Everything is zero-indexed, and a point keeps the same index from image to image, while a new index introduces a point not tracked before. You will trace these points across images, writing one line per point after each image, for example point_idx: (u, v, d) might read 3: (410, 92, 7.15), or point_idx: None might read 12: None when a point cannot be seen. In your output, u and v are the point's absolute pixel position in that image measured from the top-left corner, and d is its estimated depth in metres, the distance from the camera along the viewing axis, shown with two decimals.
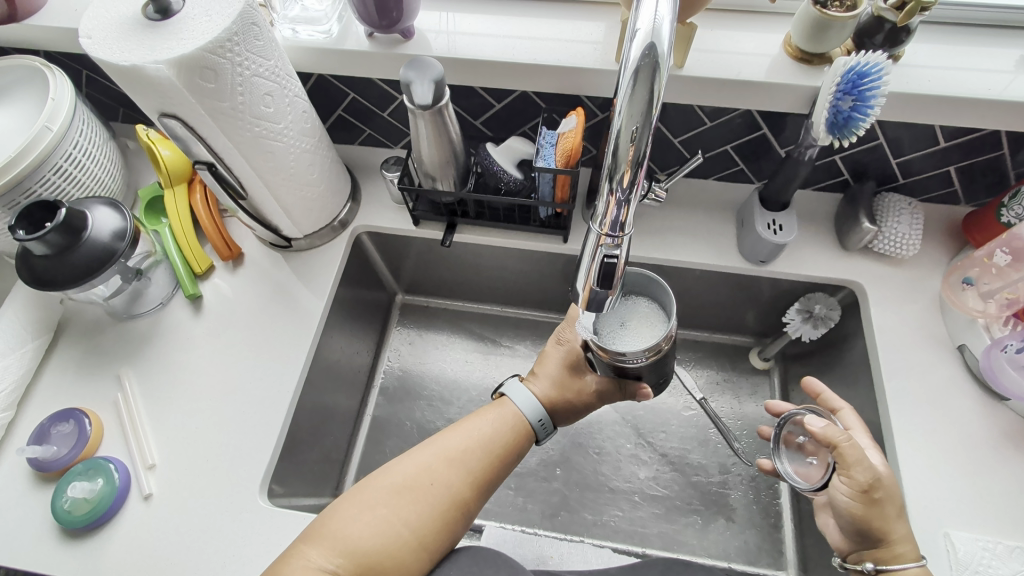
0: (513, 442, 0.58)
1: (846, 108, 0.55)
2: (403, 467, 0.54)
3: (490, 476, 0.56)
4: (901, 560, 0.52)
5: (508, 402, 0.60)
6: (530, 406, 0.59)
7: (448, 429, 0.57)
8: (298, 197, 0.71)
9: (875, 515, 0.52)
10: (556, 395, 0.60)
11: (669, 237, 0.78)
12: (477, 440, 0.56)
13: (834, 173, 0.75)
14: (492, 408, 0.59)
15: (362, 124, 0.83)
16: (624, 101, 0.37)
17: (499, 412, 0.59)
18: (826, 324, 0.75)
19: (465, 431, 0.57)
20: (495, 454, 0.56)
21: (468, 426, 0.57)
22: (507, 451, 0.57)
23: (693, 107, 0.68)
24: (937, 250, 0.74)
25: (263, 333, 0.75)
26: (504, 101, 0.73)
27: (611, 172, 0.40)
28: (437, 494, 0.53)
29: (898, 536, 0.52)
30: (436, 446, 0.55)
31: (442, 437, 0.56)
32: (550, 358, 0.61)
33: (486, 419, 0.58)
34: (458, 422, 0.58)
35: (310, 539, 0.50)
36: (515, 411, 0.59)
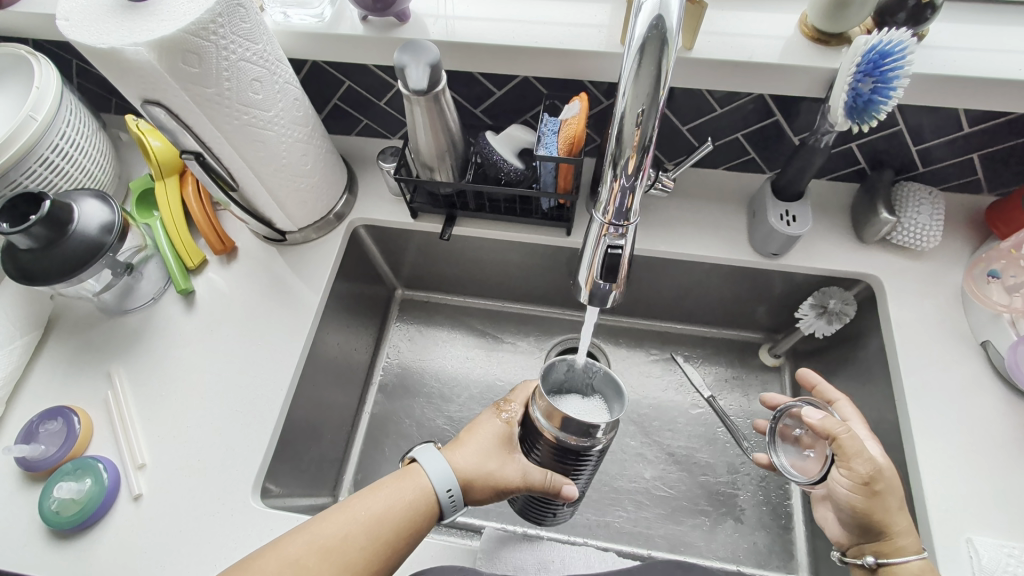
0: (409, 523, 0.50)
1: (866, 91, 0.52)
2: (265, 560, 0.45)
3: (372, 568, 0.47)
4: (901, 553, 0.50)
5: (417, 466, 0.53)
6: (443, 477, 0.52)
7: (330, 509, 0.49)
8: (290, 189, 0.68)
9: (877, 508, 0.49)
10: (477, 468, 0.54)
11: (676, 229, 0.75)
12: (361, 525, 0.48)
13: (851, 161, 0.71)
14: (387, 483, 0.51)
15: (358, 113, 0.80)
16: (629, 80, 0.34)
17: (399, 488, 0.51)
18: (841, 319, 0.71)
19: (348, 514, 0.48)
20: (383, 541, 0.48)
21: (354, 507, 0.49)
22: (400, 537, 0.49)
23: (702, 92, 0.65)
24: (958, 241, 0.71)
25: (256, 329, 0.73)
26: (504, 87, 0.70)
27: (615, 157, 0.37)
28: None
29: (899, 529, 0.50)
30: (312, 532, 0.47)
31: (321, 521, 0.48)
32: (483, 428, 0.57)
33: (377, 498, 0.50)
34: (344, 501, 0.50)
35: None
36: (416, 488, 0.51)
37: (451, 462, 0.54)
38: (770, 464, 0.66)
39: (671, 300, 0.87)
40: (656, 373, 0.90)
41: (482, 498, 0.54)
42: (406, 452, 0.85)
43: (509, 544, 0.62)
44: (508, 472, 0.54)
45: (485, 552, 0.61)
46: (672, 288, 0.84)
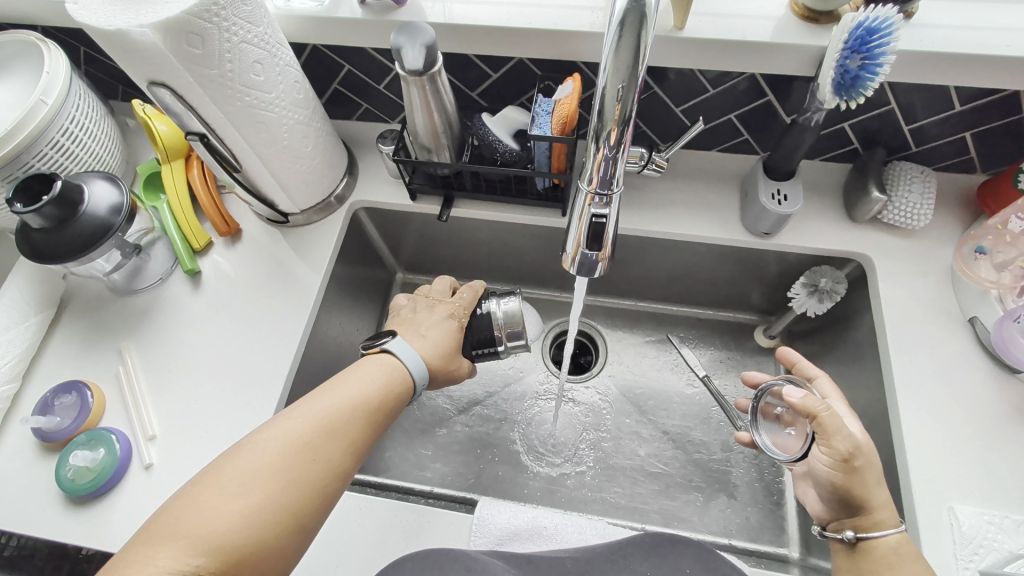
0: (394, 401, 0.55)
1: (853, 68, 0.53)
2: (269, 444, 0.47)
3: (368, 439, 0.52)
4: (880, 528, 0.51)
5: (392, 357, 0.57)
6: (419, 370, 0.57)
7: (318, 394, 0.52)
8: (292, 171, 0.70)
9: (855, 484, 0.50)
10: (441, 363, 0.60)
11: (671, 210, 0.76)
12: (354, 404, 0.52)
13: (843, 141, 0.72)
14: (365, 369, 0.55)
15: (358, 98, 0.82)
16: (610, 54, 0.35)
17: (379, 372, 0.55)
18: (832, 298, 0.72)
19: (338, 395, 0.52)
20: (376, 416, 0.53)
21: (342, 389, 0.52)
22: (388, 411, 0.54)
23: (695, 73, 0.66)
24: (950, 220, 0.72)
25: (261, 308, 0.75)
26: (500, 70, 0.71)
27: (597, 129, 0.39)
28: (315, 468, 0.48)
29: (877, 504, 0.51)
30: (307, 416, 0.50)
31: (313, 403, 0.51)
32: (442, 324, 0.62)
33: (360, 380, 0.54)
34: (330, 385, 0.53)
35: (161, 540, 0.42)
36: (392, 370, 0.56)
37: (423, 357, 0.58)
38: (751, 441, 0.68)
39: (666, 282, 0.89)
40: (651, 354, 0.92)
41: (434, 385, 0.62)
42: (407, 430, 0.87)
43: (504, 512, 0.63)
44: (462, 364, 0.62)
45: (479, 519, 0.63)
46: (667, 269, 0.86)
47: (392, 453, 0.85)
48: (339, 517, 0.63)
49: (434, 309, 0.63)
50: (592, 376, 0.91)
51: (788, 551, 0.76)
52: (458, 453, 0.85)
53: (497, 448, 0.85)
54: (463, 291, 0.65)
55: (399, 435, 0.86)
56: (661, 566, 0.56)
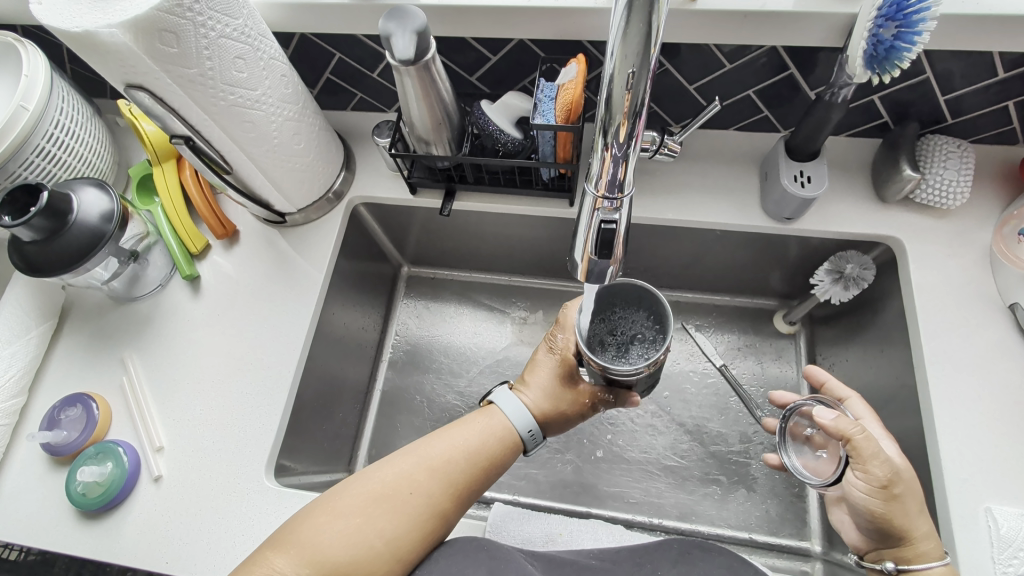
0: (498, 454, 0.54)
1: (888, 37, 0.48)
2: (379, 478, 0.50)
3: (469, 486, 0.52)
4: (925, 561, 0.47)
5: (499, 411, 0.57)
6: (521, 416, 0.56)
7: (436, 434, 0.54)
8: (285, 170, 0.67)
9: (895, 512, 0.47)
10: (547, 406, 0.57)
11: (685, 194, 0.72)
12: (456, 448, 0.52)
13: (872, 115, 0.67)
14: (481, 414, 0.56)
15: (352, 86, 0.78)
16: (617, 38, 0.31)
17: (489, 423, 0.55)
18: (859, 285, 0.68)
19: (449, 436, 0.53)
20: (479, 465, 0.53)
21: (456, 435, 0.53)
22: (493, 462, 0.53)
23: (709, 47, 0.61)
24: (988, 197, 0.66)
25: (262, 312, 0.73)
26: (500, 52, 0.67)
27: (605, 124, 0.34)
28: (414, 507, 0.49)
29: (920, 534, 0.48)
30: (421, 453, 0.52)
31: (425, 444, 0.53)
32: (541, 364, 0.59)
33: (472, 426, 0.55)
34: (445, 428, 0.55)
35: (279, 545, 0.46)
36: (500, 420, 0.56)
37: (530, 408, 0.57)
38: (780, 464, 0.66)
39: (681, 269, 0.85)
40: (666, 343, 0.89)
41: (558, 427, 0.59)
42: (418, 427, 0.86)
43: (518, 518, 0.61)
44: (577, 402, 0.58)
45: (493, 526, 0.61)
46: (680, 255, 0.82)
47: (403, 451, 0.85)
48: None
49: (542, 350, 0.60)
50: None
51: (810, 544, 0.74)
52: None
53: None
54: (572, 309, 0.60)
55: (409, 433, 0.86)
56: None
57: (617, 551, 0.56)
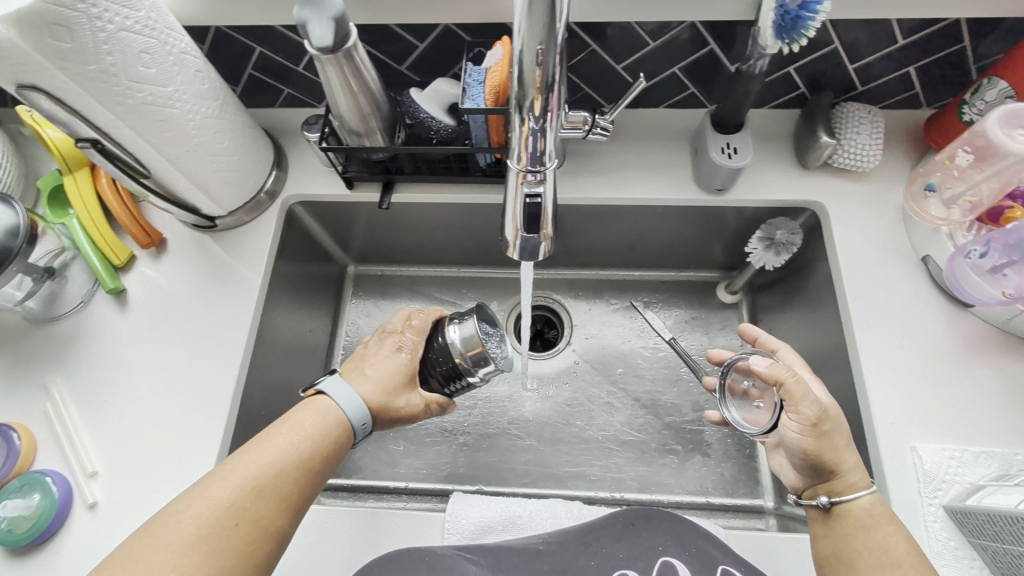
0: (333, 449, 0.51)
1: (793, 9, 0.50)
2: (190, 517, 0.43)
3: (303, 493, 0.48)
4: (850, 493, 0.50)
5: (329, 403, 0.52)
6: (355, 407, 0.52)
7: (255, 444, 0.48)
8: (211, 171, 0.64)
9: (825, 448, 0.50)
10: (383, 400, 0.54)
11: (621, 174, 0.73)
12: (282, 456, 0.48)
13: (790, 86, 0.70)
14: (307, 410, 0.51)
15: (278, 82, 0.75)
16: (521, 15, 0.31)
17: (312, 420, 0.50)
18: (789, 249, 0.72)
19: (270, 446, 0.48)
20: (312, 467, 0.49)
21: (276, 442, 0.48)
22: (326, 458, 0.50)
23: (632, 25, 0.62)
24: (900, 159, 0.71)
25: (197, 323, 0.70)
26: (427, 39, 0.66)
27: (519, 99, 0.35)
28: (241, 533, 0.44)
29: (848, 467, 0.51)
30: (238, 473, 0.46)
31: (235, 463, 0.47)
32: (390, 356, 0.56)
33: (292, 427, 0.50)
34: (266, 435, 0.49)
35: None
36: (330, 412, 0.52)
37: (366, 401, 0.53)
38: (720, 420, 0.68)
39: (626, 248, 0.87)
40: (618, 322, 0.90)
41: (383, 424, 0.56)
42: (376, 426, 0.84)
43: (476, 506, 0.61)
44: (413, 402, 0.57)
45: (451, 517, 0.60)
46: (624, 234, 0.83)
47: (362, 453, 0.83)
48: (307, 530, 0.60)
49: (386, 343, 0.57)
50: (559, 350, 0.90)
51: (763, 501, 0.78)
52: (431, 445, 0.83)
53: (469, 434, 0.84)
54: (423, 314, 0.60)
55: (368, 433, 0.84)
56: (635, 546, 0.53)
57: (568, 530, 0.56)
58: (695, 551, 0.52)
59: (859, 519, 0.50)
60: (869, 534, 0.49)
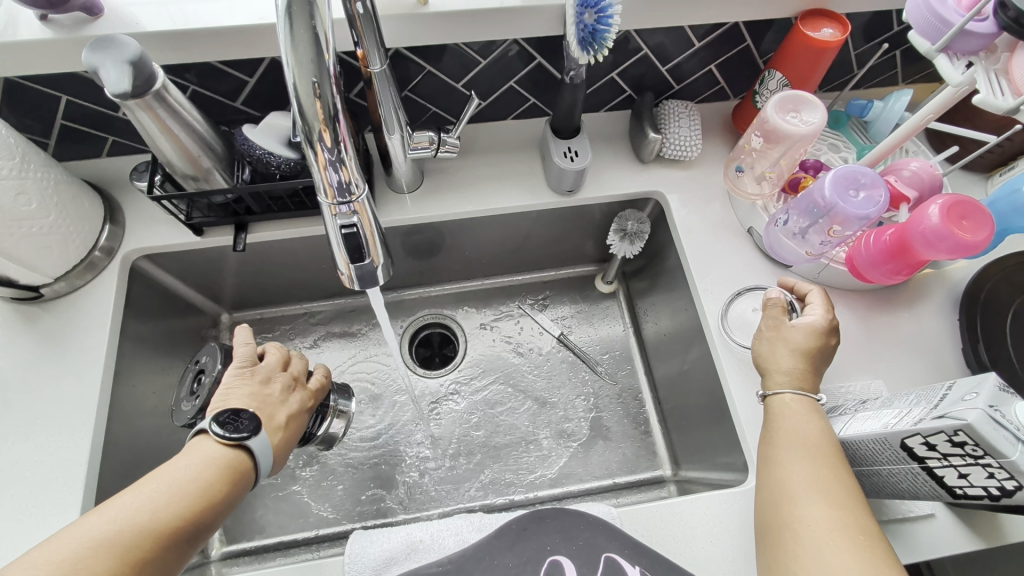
0: (224, 504, 0.47)
1: (590, 22, 0.55)
2: None
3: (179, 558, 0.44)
4: (777, 388, 0.55)
5: (244, 455, 0.50)
6: (267, 468, 0.52)
7: (132, 499, 0.44)
8: (18, 238, 0.57)
9: (767, 350, 0.58)
10: (280, 456, 0.55)
11: (481, 186, 0.76)
12: (161, 514, 0.44)
13: (618, 90, 0.76)
14: (200, 456, 0.48)
15: (97, 130, 0.69)
16: (287, 47, 0.33)
17: (206, 468, 0.47)
18: (640, 238, 0.78)
19: (148, 504, 0.44)
20: (195, 528, 0.45)
21: (157, 498, 0.44)
22: (201, 518, 0.45)
23: (459, 46, 0.65)
24: (721, 145, 0.79)
25: (29, 407, 0.62)
26: (256, 74, 0.64)
27: (307, 132, 0.36)
28: None
29: (784, 368, 0.56)
30: (103, 539, 0.41)
31: (104, 524, 0.42)
32: (301, 411, 0.58)
33: (173, 481, 0.46)
34: (148, 488, 0.45)
35: None
36: (227, 458, 0.49)
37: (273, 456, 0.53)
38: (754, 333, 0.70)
39: (506, 255, 0.89)
40: (509, 326, 0.93)
41: None
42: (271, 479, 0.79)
43: (375, 541, 0.59)
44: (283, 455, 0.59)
45: (351, 557, 0.58)
46: (499, 242, 0.86)
47: (260, 511, 0.78)
48: None
49: (290, 396, 0.58)
50: (456, 364, 0.90)
51: (663, 471, 0.83)
52: (335, 486, 0.80)
53: (374, 466, 0.81)
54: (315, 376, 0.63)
55: (264, 488, 0.79)
56: (525, 551, 0.57)
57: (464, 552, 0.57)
58: (582, 542, 0.57)
59: (788, 408, 0.54)
60: (800, 419, 0.52)
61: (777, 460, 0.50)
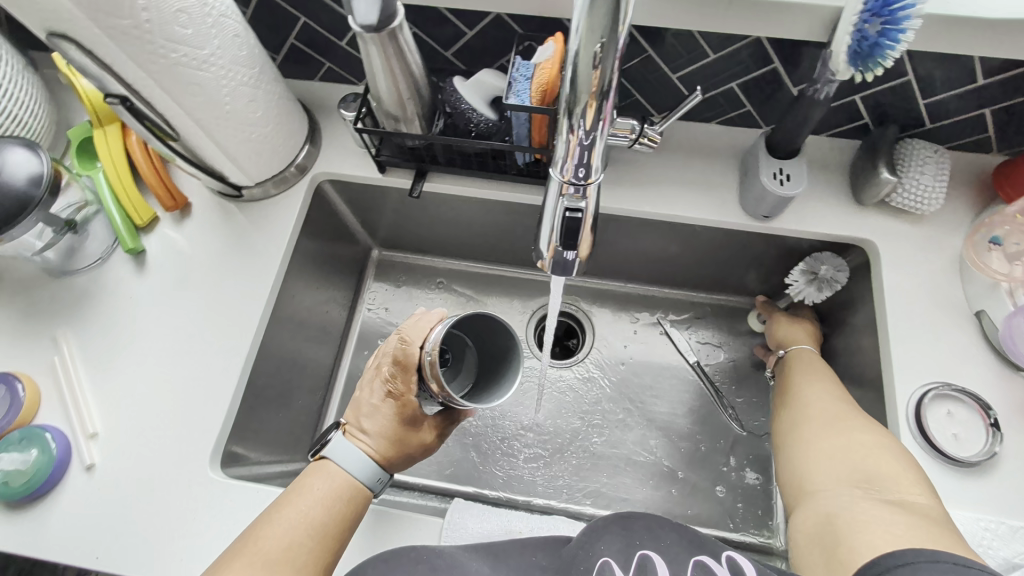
0: (349, 510, 0.52)
1: (873, 34, 0.47)
2: None
3: (328, 559, 0.50)
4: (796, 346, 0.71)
5: (334, 465, 0.54)
6: (365, 470, 0.54)
7: (269, 520, 0.50)
8: (240, 140, 0.62)
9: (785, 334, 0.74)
10: (391, 451, 0.55)
11: (665, 188, 0.70)
12: (302, 529, 0.49)
13: (853, 115, 0.66)
14: (316, 477, 0.53)
15: (319, 55, 0.73)
16: (583, 5, 0.30)
17: (326, 484, 0.52)
18: (831, 287, 0.68)
19: (288, 524, 0.49)
20: (333, 535, 0.50)
21: (290, 515, 0.50)
22: (338, 527, 0.51)
23: (694, 34, 0.59)
24: (962, 204, 0.66)
25: (213, 293, 0.68)
26: (477, 27, 0.63)
27: (570, 102, 0.33)
28: None
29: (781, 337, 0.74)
30: (255, 555, 0.47)
31: (259, 540, 0.48)
32: (380, 407, 0.56)
33: (303, 499, 0.51)
34: (280, 508, 0.50)
35: None
36: (340, 474, 0.53)
37: (373, 456, 0.54)
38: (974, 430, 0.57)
39: (660, 264, 0.83)
40: (641, 338, 0.87)
41: (408, 462, 0.58)
42: None
43: (476, 516, 0.60)
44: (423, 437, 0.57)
45: (451, 524, 0.59)
46: (660, 249, 0.79)
47: None
48: None
49: (376, 384, 0.56)
50: (578, 360, 0.87)
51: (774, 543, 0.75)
52: None
53: (475, 436, 0.82)
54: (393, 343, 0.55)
55: None
56: None
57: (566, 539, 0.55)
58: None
59: (799, 357, 0.69)
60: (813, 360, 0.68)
61: (789, 391, 0.66)
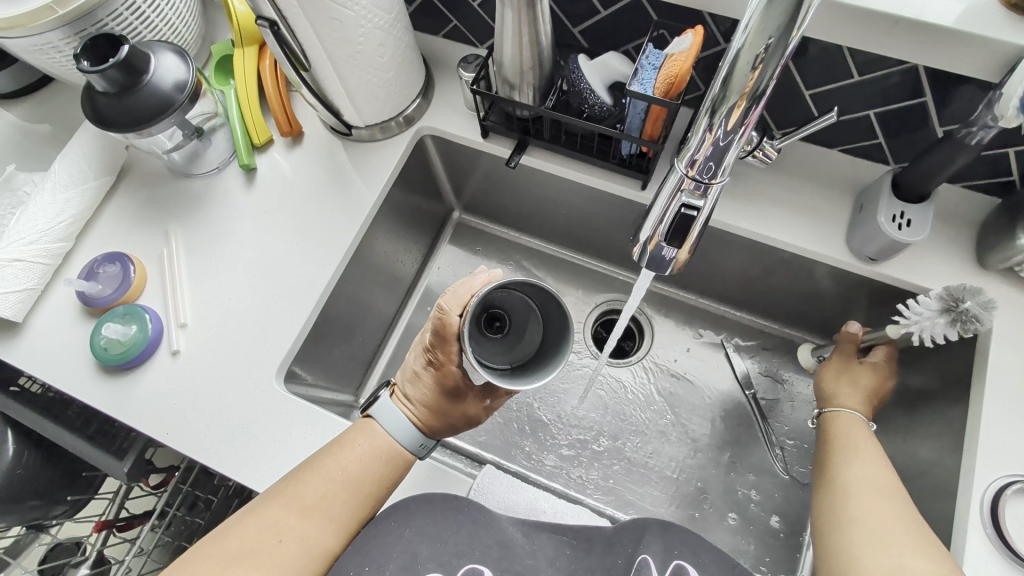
0: (387, 473, 0.54)
1: None
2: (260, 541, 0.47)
3: (362, 514, 0.52)
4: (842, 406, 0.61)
5: (377, 425, 0.56)
6: (408, 434, 0.56)
7: (312, 465, 0.52)
8: (363, 81, 0.65)
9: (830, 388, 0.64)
10: (434, 417, 0.58)
11: (767, 207, 0.67)
12: (342, 481, 0.51)
13: (999, 170, 0.60)
14: (362, 434, 0.55)
15: (449, 12, 0.74)
16: (756, 15, 0.33)
17: (370, 444, 0.54)
18: (974, 327, 0.54)
19: (329, 473, 0.52)
20: (368, 492, 0.52)
21: (332, 465, 0.52)
22: (375, 485, 0.53)
23: (842, 51, 0.55)
24: None
25: (307, 220, 0.72)
26: (612, 8, 0.62)
27: (717, 103, 0.37)
28: (299, 548, 0.48)
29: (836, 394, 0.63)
30: (296, 496, 0.50)
31: (302, 483, 0.51)
32: (422, 374, 0.58)
33: (347, 454, 0.53)
34: (324, 457, 0.53)
35: None
36: (384, 436, 0.55)
37: (415, 421, 0.57)
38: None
39: (739, 285, 0.80)
40: (700, 355, 0.85)
41: (453, 429, 0.60)
42: None
43: (509, 485, 0.62)
44: (464, 406, 0.59)
45: (479, 486, 0.61)
46: (743, 270, 0.76)
47: None
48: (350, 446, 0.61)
49: (420, 353, 0.59)
50: (632, 362, 0.86)
51: None
52: None
53: (514, 411, 0.83)
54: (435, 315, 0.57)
55: None
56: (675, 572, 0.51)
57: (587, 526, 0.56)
58: None
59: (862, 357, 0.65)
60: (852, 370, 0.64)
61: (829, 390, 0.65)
